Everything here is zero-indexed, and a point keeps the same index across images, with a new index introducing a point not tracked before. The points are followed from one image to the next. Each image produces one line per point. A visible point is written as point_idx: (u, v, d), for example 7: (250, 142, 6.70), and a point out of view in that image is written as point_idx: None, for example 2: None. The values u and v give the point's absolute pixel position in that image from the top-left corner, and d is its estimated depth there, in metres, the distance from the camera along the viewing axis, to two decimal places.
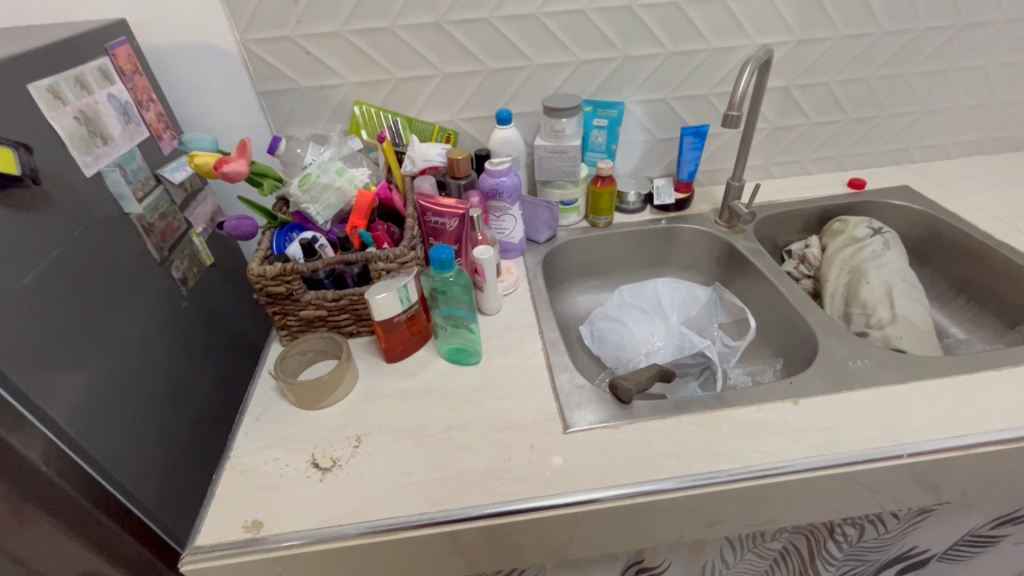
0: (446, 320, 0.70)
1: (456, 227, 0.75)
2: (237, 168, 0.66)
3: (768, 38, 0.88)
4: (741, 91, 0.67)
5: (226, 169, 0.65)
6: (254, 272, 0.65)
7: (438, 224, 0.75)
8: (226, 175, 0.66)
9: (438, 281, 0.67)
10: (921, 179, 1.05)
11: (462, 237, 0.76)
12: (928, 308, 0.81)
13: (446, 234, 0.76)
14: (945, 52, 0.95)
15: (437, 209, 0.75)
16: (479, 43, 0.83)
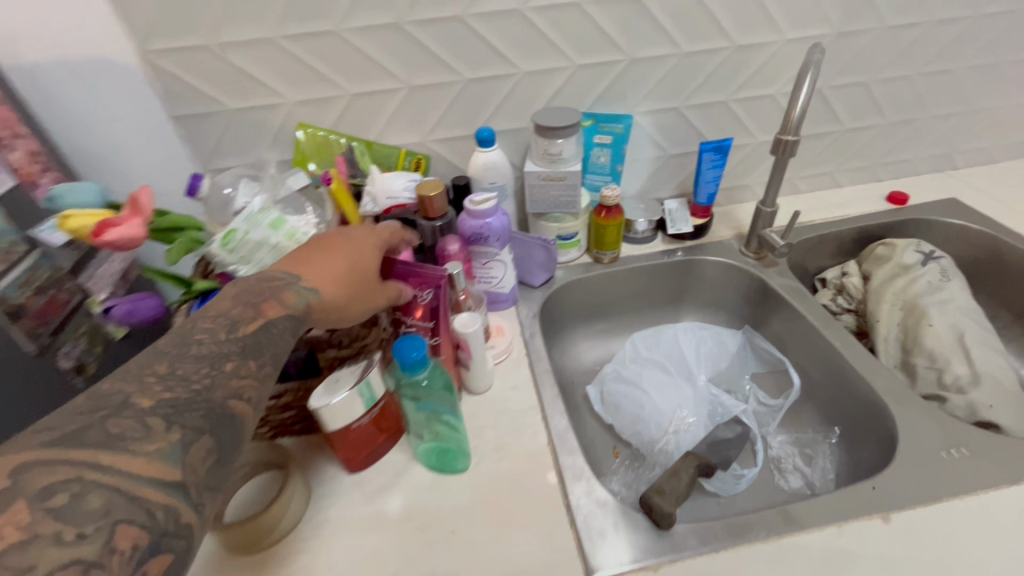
0: (421, 424, 0.54)
1: (435, 299, 0.56)
2: (128, 231, 0.48)
3: (802, 33, 0.73)
4: (799, 110, 0.55)
5: (113, 234, 0.48)
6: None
7: (410, 294, 0.56)
8: (112, 242, 0.48)
9: (408, 385, 0.50)
10: (969, 189, 0.90)
11: (442, 311, 0.57)
12: (1007, 357, 0.67)
13: (420, 309, 0.56)
14: (1001, 43, 0.81)
15: (410, 274, 0.56)
16: (451, 47, 0.66)
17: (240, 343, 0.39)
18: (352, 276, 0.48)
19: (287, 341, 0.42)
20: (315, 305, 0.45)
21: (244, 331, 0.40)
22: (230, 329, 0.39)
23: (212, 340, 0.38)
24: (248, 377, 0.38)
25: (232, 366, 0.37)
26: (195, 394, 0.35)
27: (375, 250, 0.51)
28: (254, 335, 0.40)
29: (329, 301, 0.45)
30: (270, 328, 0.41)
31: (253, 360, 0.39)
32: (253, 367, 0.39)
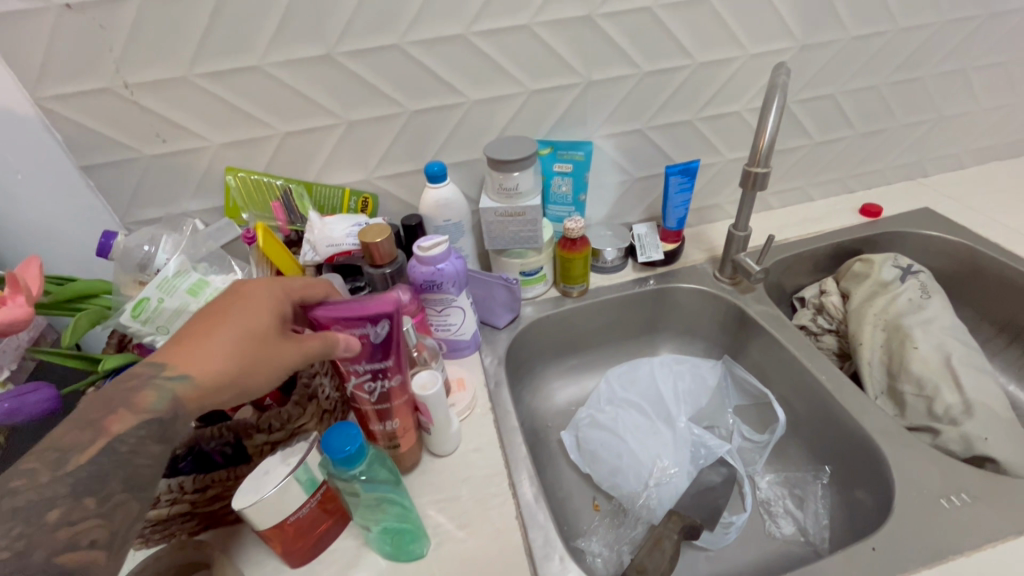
0: (369, 519, 0.46)
1: (387, 337, 0.45)
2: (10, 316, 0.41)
3: (765, 47, 0.69)
4: (769, 136, 0.51)
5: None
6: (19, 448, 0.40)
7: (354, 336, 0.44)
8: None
9: (343, 481, 0.43)
10: (942, 197, 0.88)
11: (396, 349, 0.46)
12: (995, 378, 0.64)
13: (368, 350, 0.45)
14: (966, 49, 0.79)
15: (349, 312, 0.44)
16: (391, 77, 0.61)
17: (71, 481, 0.31)
18: (239, 355, 0.38)
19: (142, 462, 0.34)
20: (188, 395, 0.35)
21: (77, 463, 0.32)
22: (57, 464, 0.31)
23: (32, 486, 0.30)
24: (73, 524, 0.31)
25: (61, 512, 0.30)
26: (10, 561, 0.28)
27: (269, 306, 0.40)
28: (92, 464, 0.32)
29: (205, 384, 0.36)
30: (116, 449, 0.33)
31: (91, 497, 0.31)
32: (93, 504, 0.31)
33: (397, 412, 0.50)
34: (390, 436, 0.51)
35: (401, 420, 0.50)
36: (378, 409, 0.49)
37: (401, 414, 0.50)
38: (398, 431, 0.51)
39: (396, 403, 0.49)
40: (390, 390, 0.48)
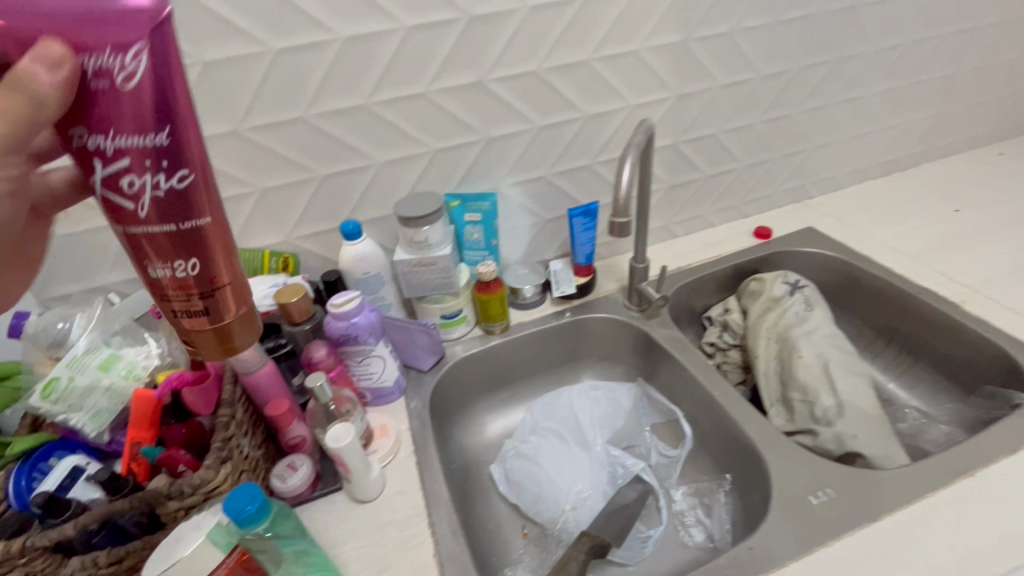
0: None
1: (150, 85, 0.29)
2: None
3: (645, 98, 0.78)
4: (625, 190, 0.56)
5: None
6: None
7: (93, 68, 0.28)
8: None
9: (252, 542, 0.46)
10: (824, 217, 0.98)
11: (168, 102, 0.30)
12: (867, 380, 0.72)
13: (121, 100, 0.29)
14: (825, 88, 0.89)
15: (57, 15, 0.27)
16: (298, 146, 0.65)
17: None
18: None
19: None
20: None
21: None
22: None
23: None
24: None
25: None
26: None
27: None
28: None
29: None
30: None
31: None
32: None
33: (198, 242, 0.33)
34: (195, 291, 0.34)
35: (214, 257, 0.34)
36: (165, 229, 0.32)
37: (208, 241, 0.34)
38: (206, 277, 0.34)
39: (198, 221, 0.33)
40: (181, 193, 0.31)
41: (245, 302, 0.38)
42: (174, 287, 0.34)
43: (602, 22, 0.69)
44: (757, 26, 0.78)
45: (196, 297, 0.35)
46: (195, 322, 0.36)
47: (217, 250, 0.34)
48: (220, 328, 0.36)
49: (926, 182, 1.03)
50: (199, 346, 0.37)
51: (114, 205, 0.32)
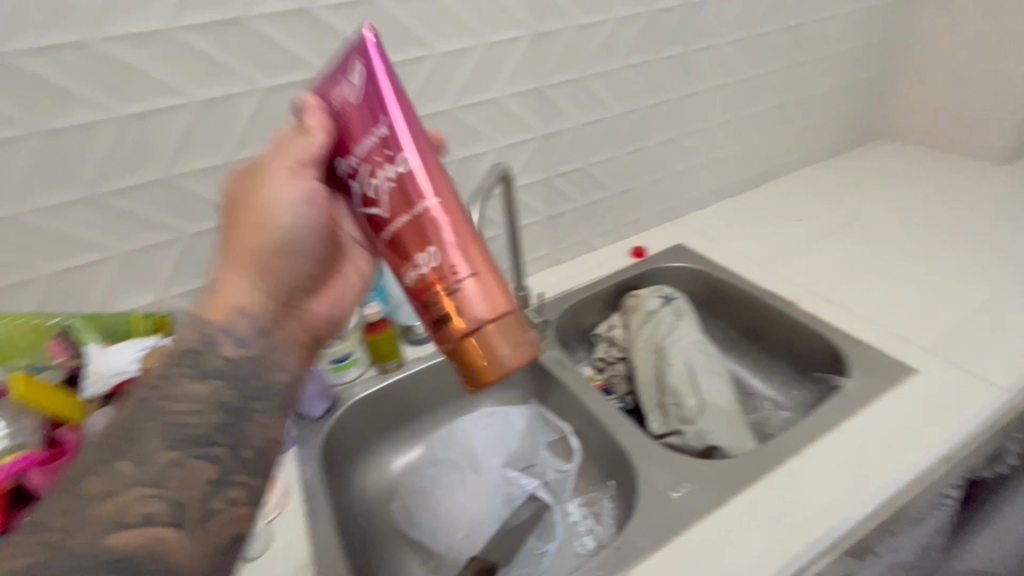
0: None
1: (364, 90, 0.41)
2: (296, 168, 0.46)
3: (510, 139, 0.84)
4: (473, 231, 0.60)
5: (280, 203, 0.46)
6: (243, 356, 0.44)
7: (337, 97, 0.43)
8: (307, 238, 0.48)
9: None
10: (691, 234, 1.09)
11: (391, 107, 0.42)
12: (727, 379, 0.80)
13: (354, 112, 0.42)
14: (675, 120, 0.99)
15: (325, 78, 0.44)
16: (159, 207, 0.64)
17: (147, 470, 0.38)
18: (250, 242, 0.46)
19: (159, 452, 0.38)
20: (205, 309, 0.44)
21: (211, 378, 0.42)
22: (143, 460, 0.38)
23: (134, 466, 0.37)
24: (158, 492, 0.38)
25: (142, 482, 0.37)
26: None
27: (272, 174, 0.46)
28: (165, 463, 0.38)
29: (246, 275, 0.45)
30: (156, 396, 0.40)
31: (164, 482, 0.38)
32: (172, 479, 0.38)
33: (425, 225, 0.41)
34: (439, 285, 0.41)
35: (441, 226, 0.41)
36: (399, 217, 0.41)
37: (432, 222, 0.41)
38: (442, 268, 0.41)
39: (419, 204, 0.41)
40: (402, 176, 0.41)
41: (492, 310, 0.41)
42: (429, 281, 0.41)
43: (457, 74, 0.75)
44: (604, 71, 0.86)
45: (434, 287, 0.41)
46: (443, 315, 0.41)
47: (442, 240, 0.41)
48: (466, 325, 0.41)
49: (773, 197, 1.17)
50: (458, 352, 0.41)
51: (368, 216, 0.43)
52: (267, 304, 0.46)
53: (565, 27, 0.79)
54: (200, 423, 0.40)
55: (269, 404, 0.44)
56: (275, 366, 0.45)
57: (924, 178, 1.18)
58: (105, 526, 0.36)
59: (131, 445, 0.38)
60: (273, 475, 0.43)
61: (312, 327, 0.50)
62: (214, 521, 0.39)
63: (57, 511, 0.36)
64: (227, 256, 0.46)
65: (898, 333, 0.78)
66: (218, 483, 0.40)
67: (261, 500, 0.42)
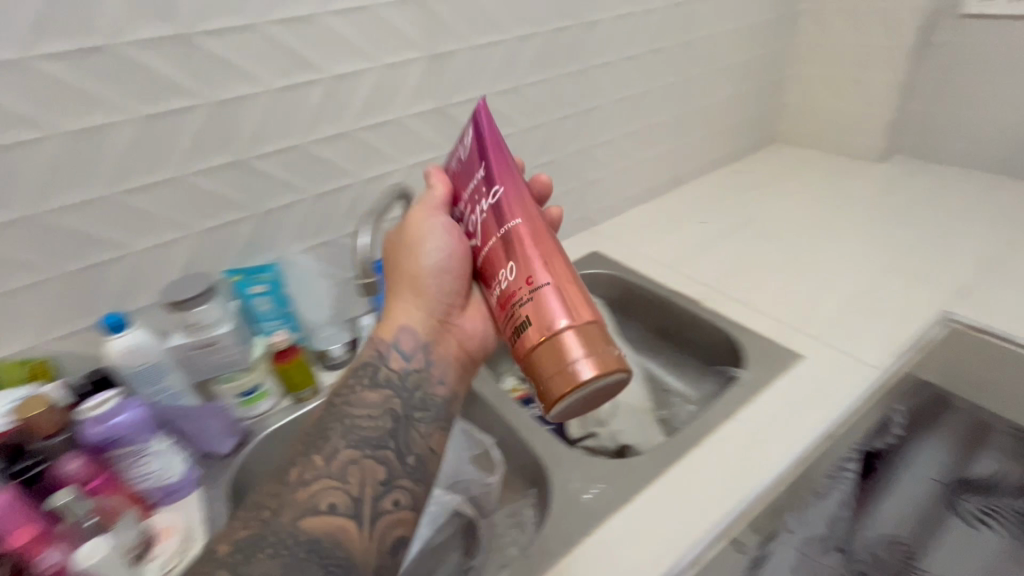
0: None
1: (474, 145, 0.54)
2: (425, 215, 0.58)
3: (415, 158, 0.84)
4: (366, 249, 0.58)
5: (421, 242, 0.57)
6: (408, 369, 0.56)
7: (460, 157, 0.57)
8: (447, 267, 0.57)
9: None
10: (606, 240, 1.13)
11: (490, 152, 0.52)
12: (640, 378, 0.84)
13: (466, 167, 0.55)
14: (581, 133, 1.03)
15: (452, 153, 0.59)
16: (27, 247, 0.60)
17: (338, 467, 0.50)
18: (409, 279, 0.59)
19: (348, 456, 0.50)
20: (383, 334, 0.58)
21: (385, 394, 0.55)
22: (333, 458, 0.50)
23: (321, 463, 0.50)
24: (340, 486, 0.49)
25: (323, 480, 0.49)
26: None
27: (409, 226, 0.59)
28: (349, 460, 0.50)
29: (408, 306, 0.59)
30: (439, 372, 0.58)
31: (349, 477, 0.50)
32: (349, 477, 0.50)
33: (513, 241, 0.48)
34: (518, 297, 0.46)
35: (525, 244, 0.47)
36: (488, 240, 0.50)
37: (519, 237, 0.47)
38: (521, 280, 0.46)
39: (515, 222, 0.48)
40: (496, 203, 0.50)
41: (571, 312, 0.44)
42: (511, 292, 0.46)
43: (354, 97, 0.75)
44: (504, 89, 0.89)
45: (519, 295, 0.46)
46: (524, 320, 0.45)
47: (529, 254, 0.46)
48: (544, 329, 0.43)
49: (681, 202, 1.24)
50: (536, 357, 0.43)
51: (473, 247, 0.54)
52: (423, 327, 0.59)
53: (461, 47, 0.81)
54: (375, 428, 0.53)
55: (424, 417, 0.55)
56: (435, 381, 0.57)
57: (813, 178, 1.28)
58: (303, 512, 0.48)
59: (326, 445, 0.51)
60: (428, 481, 0.53)
61: (453, 346, 0.60)
62: (381, 518, 0.50)
63: (265, 502, 0.49)
64: (397, 289, 0.60)
65: (788, 323, 0.85)
66: (387, 484, 0.51)
67: (417, 506, 0.52)
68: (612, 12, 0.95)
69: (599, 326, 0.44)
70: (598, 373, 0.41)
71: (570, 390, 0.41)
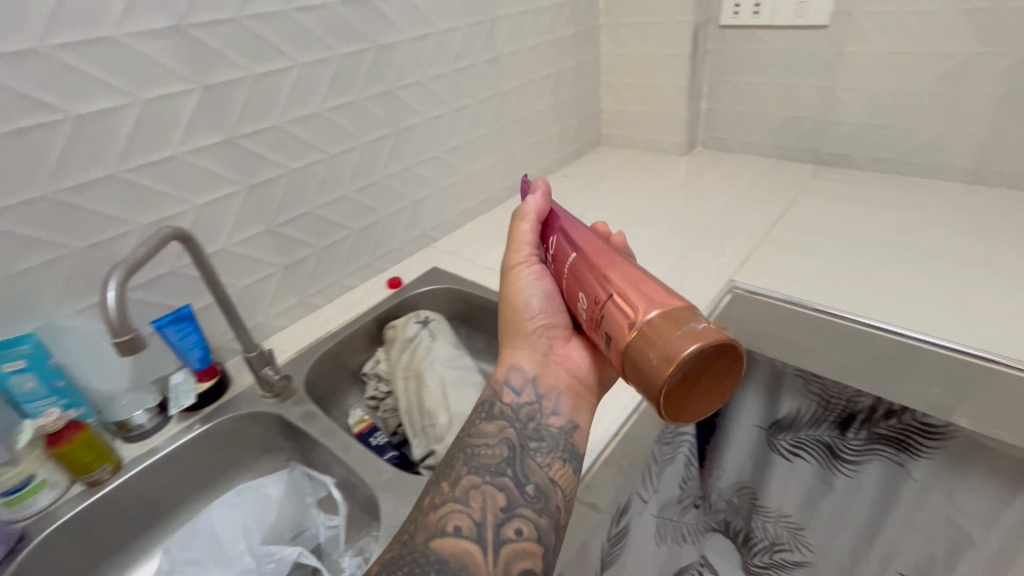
0: None
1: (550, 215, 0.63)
2: (514, 263, 0.63)
3: (207, 196, 0.79)
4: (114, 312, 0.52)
5: (517, 287, 0.62)
6: (520, 403, 0.59)
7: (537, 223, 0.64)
8: (538, 307, 0.62)
9: None
10: (446, 255, 1.14)
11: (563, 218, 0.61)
12: (479, 387, 0.85)
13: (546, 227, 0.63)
14: (400, 152, 1.03)
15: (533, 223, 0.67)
16: None
17: (460, 492, 0.52)
18: (509, 327, 0.63)
19: (464, 481, 0.53)
20: (498, 378, 0.62)
21: (507, 430, 0.57)
22: (456, 485, 0.53)
23: (452, 489, 0.52)
24: (464, 509, 0.51)
25: (452, 506, 0.51)
26: None
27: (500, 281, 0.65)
28: (472, 486, 0.52)
29: (515, 349, 0.62)
30: (552, 407, 0.59)
31: (473, 502, 0.51)
32: (473, 504, 0.51)
33: (594, 267, 0.51)
34: (609, 308, 0.47)
35: (606, 266, 0.51)
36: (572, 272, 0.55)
37: (599, 265, 0.51)
38: (608, 293, 0.48)
39: (584, 249, 0.54)
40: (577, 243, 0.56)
41: (660, 303, 0.44)
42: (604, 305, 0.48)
43: (111, 137, 0.68)
44: (301, 116, 0.86)
45: (603, 305, 0.48)
46: (613, 326, 0.46)
47: (604, 270, 0.50)
48: (631, 324, 0.44)
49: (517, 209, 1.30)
50: (636, 347, 0.43)
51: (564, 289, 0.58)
52: (530, 362, 0.61)
53: (240, 77, 0.77)
54: (493, 455, 0.55)
55: (541, 447, 0.57)
56: (551, 414, 0.59)
57: (631, 175, 1.41)
58: (433, 533, 0.49)
59: (451, 472, 0.54)
60: (552, 514, 0.53)
61: (562, 375, 0.61)
62: (504, 547, 0.49)
63: (404, 528, 0.51)
64: (505, 335, 0.65)
65: None
66: (508, 511, 0.51)
67: (543, 539, 0.51)
68: (408, 33, 0.97)
69: (692, 309, 0.43)
70: (699, 345, 0.39)
71: (674, 367, 0.39)
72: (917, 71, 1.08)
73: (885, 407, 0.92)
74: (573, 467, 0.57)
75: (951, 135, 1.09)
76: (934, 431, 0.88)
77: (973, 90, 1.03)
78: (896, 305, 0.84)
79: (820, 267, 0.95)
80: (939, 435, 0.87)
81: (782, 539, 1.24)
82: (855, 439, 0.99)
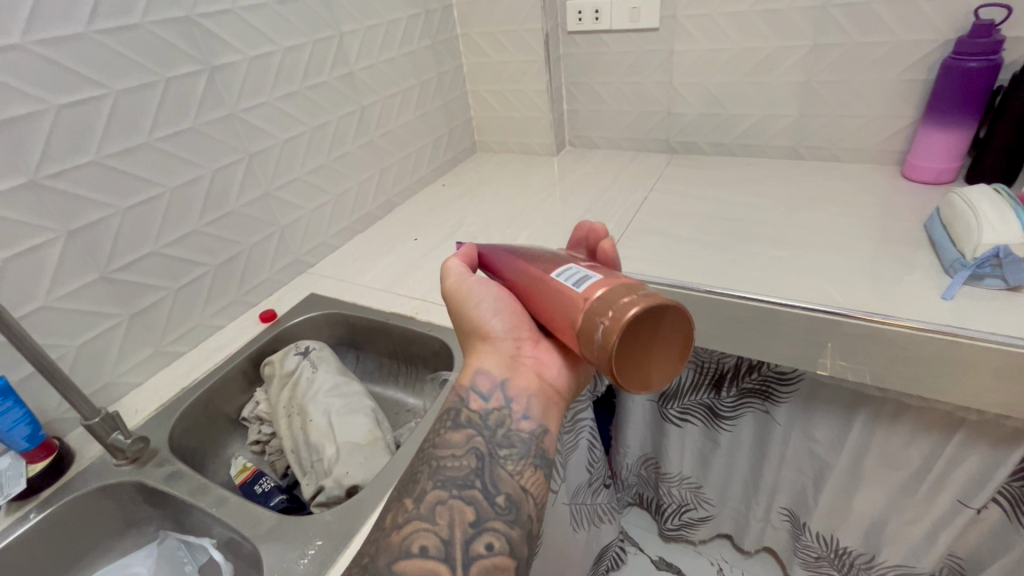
0: None
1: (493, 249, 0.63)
2: (457, 280, 0.60)
3: (12, 249, 0.68)
4: None
5: (467, 300, 0.58)
6: (489, 409, 0.55)
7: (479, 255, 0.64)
8: (496, 316, 0.57)
9: None
10: (325, 279, 1.10)
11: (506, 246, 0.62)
12: (367, 411, 0.82)
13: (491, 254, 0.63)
14: (255, 179, 0.97)
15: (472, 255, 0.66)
16: None
17: (425, 510, 0.50)
18: (471, 345, 0.59)
19: (423, 496, 0.51)
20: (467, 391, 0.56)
21: (477, 440, 0.54)
22: (420, 501, 0.51)
23: (417, 505, 0.51)
24: (431, 527, 0.49)
25: (416, 524, 0.50)
26: None
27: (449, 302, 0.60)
28: (438, 501, 0.51)
29: (482, 360, 0.57)
30: (525, 412, 0.55)
31: (440, 519, 0.50)
32: (439, 521, 0.49)
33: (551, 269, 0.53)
34: (565, 296, 0.48)
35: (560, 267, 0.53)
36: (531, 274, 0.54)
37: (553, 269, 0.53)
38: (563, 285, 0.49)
39: (536, 263, 0.55)
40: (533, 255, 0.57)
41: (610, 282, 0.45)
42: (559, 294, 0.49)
43: None
44: (128, 148, 0.77)
45: (557, 293, 0.49)
46: (566, 308, 0.47)
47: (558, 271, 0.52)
48: (582, 303, 0.45)
49: (397, 224, 1.28)
50: (591, 321, 0.43)
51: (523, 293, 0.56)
52: (497, 367, 0.56)
53: (41, 110, 0.68)
54: (460, 466, 0.53)
55: (511, 455, 0.53)
56: (522, 421, 0.55)
57: (508, 178, 1.45)
58: (396, 556, 0.48)
59: (416, 488, 0.52)
60: (524, 524, 0.51)
61: (533, 379, 0.57)
62: (474, 564, 0.48)
63: (365, 550, 0.51)
64: (467, 349, 0.60)
65: None
66: (477, 525, 0.49)
67: (516, 551, 0.50)
68: (246, 53, 0.91)
69: (634, 287, 0.45)
70: (641, 309, 0.40)
71: (621, 330, 0.40)
72: (735, 65, 1.23)
73: (747, 364, 1.02)
74: (547, 471, 0.54)
75: (770, 119, 1.25)
76: (785, 378, 0.99)
77: (780, 79, 1.19)
78: (752, 272, 0.94)
79: (685, 246, 1.04)
80: (789, 382, 0.98)
81: (687, 500, 1.34)
82: (729, 397, 1.09)
